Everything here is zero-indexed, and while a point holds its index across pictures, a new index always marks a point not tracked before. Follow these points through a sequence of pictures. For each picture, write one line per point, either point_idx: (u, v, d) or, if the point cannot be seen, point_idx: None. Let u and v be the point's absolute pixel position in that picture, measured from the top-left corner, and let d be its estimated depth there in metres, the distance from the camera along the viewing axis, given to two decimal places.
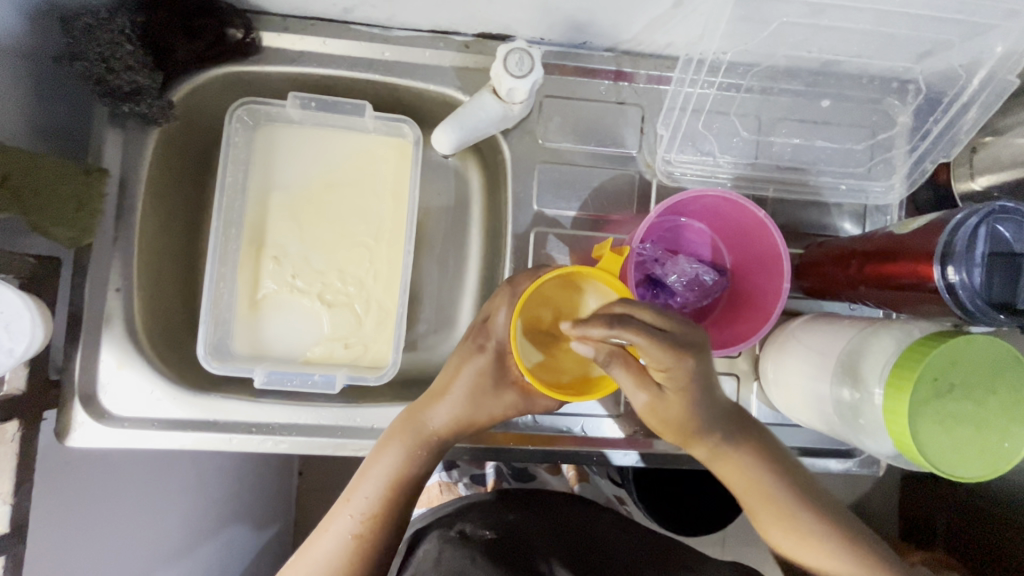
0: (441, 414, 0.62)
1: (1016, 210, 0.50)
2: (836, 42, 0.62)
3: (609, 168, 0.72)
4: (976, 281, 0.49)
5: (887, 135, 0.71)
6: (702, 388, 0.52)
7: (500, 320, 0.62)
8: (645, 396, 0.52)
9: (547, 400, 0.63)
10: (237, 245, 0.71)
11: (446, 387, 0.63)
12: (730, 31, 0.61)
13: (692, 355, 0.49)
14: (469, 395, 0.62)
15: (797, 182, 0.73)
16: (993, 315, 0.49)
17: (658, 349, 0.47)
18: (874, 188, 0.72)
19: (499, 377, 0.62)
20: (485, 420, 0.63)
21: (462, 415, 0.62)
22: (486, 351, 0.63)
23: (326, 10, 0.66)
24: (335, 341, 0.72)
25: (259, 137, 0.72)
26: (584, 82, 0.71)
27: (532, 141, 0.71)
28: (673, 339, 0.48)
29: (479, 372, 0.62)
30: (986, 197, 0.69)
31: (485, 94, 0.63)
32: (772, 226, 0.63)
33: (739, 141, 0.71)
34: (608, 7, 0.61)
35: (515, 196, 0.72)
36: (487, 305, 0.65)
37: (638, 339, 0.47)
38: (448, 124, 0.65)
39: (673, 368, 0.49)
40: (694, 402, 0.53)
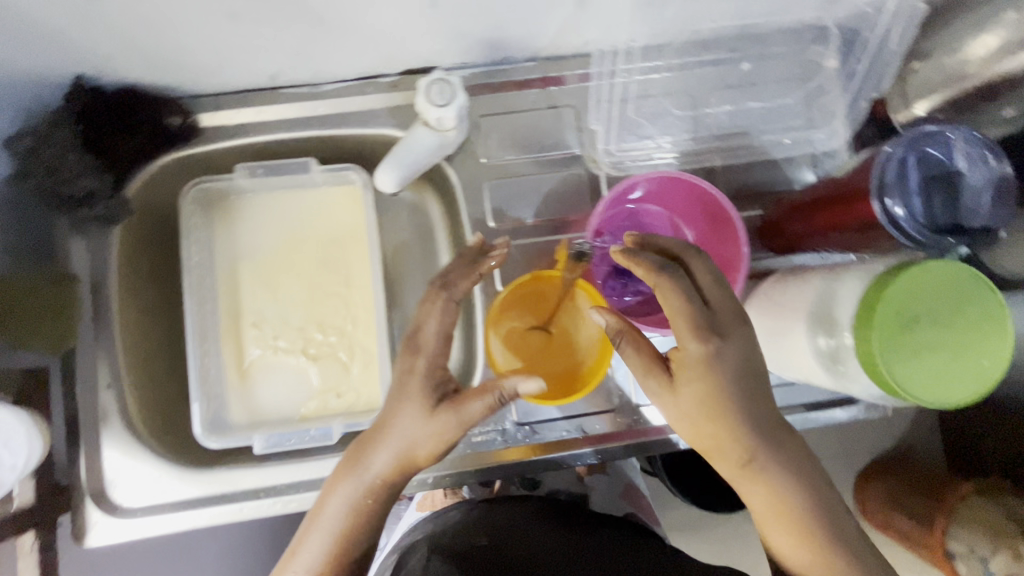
0: (374, 445, 0.57)
1: (939, 131, 0.50)
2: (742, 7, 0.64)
3: (556, 172, 0.73)
4: (917, 210, 0.49)
5: (818, 82, 0.72)
6: (723, 389, 0.49)
7: (427, 332, 0.58)
8: (658, 378, 0.52)
9: (478, 408, 0.55)
10: (215, 320, 0.73)
11: (384, 423, 0.57)
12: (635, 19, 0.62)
13: (716, 336, 0.49)
14: (399, 422, 0.56)
15: (742, 145, 0.75)
16: (943, 240, 0.49)
17: (689, 313, 0.49)
18: (818, 135, 0.74)
19: (425, 397, 0.56)
20: (420, 448, 0.56)
21: (395, 440, 0.56)
22: (411, 370, 0.57)
23: (253, 80, 0.68)
24: (327, 393, 0.73)
25: (216, 212, 0.74)
26: (514, 95, 0.73)
27: (476, 162, 0.73)
28: (709, 310, 0.50)
29: (408, 393, 0.57)
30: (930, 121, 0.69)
31: (416, 127, 0.65)
32: (720, 195, 0.64)
33: (675, 119, 0.72)
34: (515, 21, 0.63)
35: (471, 218, 0.73)
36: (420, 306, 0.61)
37: (668, 292, 0.50)
38: (386, 164, 0.66)
39: (692, 346, 0.49)
40: (712, 397, 0.49)
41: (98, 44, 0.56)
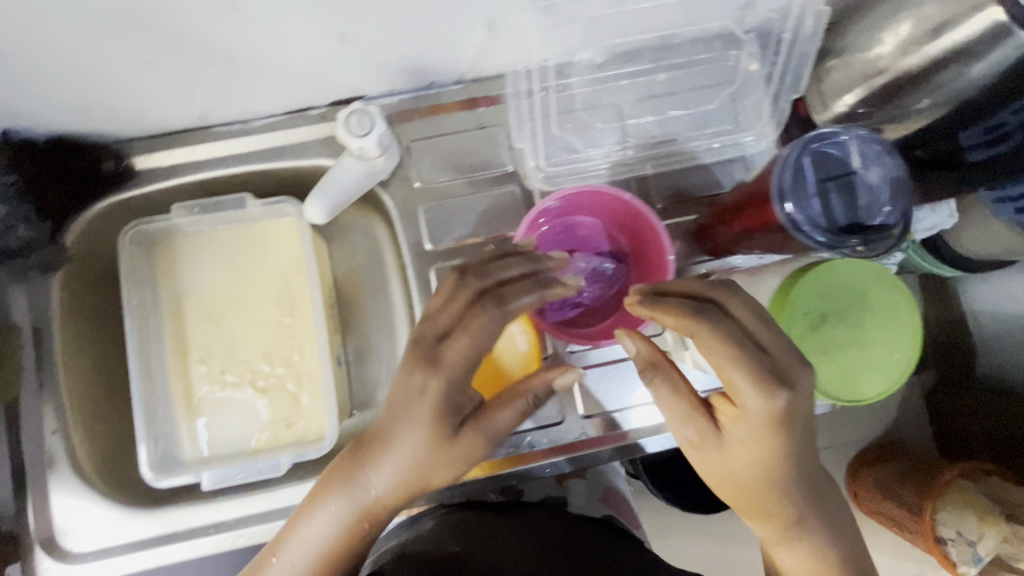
0: (384, 467, 0.57)
1: (830, 133, 0.51)
2: (657, 19, 0.64)
3: (488, 192, 0.74)
4: (815, 211, 0.50)
5: (742, 86, 0.72)
6: (779, 445, 0.49)
7: (456, 345, 0.53)
8: (708, 428, 0.51)
9: (509, 415, 0.55)
10: (161, 358, 0.74)
11: (387, 446, 0.56)
12: (550, 40, 0.63)
13: (786, 391, 0.47)
14: (415, 448, 0.55)
15: (672, 153, 0.75)
16: (845, 241, 0.49)
17: (742, 369, 0.47)
18: (746, 139, 0.74)
19: (445, 424, 0.54)
20: (440, 472, 0.56)
21: (411, 462, 0.56)
22: (426, 394, 0.53)
23: (182, 121, 0.69)
24: (278, 424, 0.74)
25: (159, 252, 0.75)
26: (443, 117, 0.74)
27: (409, 186, 0.74)
28: (767, 357, 0.48)
29: (424, 420, 0.54)
30: (852, 116, 0.70)
31: (344, 158, 0.66)
32: (643, 207, 0.64)
33: (600, 132, 0.72)
34: (431, 49, 0.64)
35: (408, 241, 0.74)
36: (437, 307, 0.55)
37: (710, 342, 0.47)
38: (314, 196, 0.66)
39: (753, 404, 0.47)
40: (764, 460, 0.50)
41: (13, 102, 0.57)
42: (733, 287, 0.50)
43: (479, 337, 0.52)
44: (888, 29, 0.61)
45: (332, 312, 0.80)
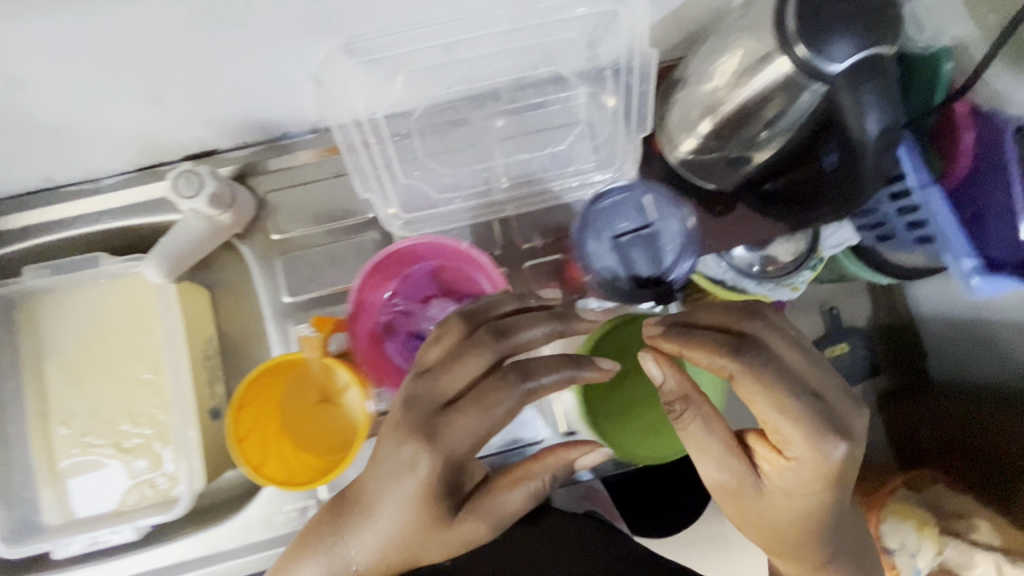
0: (369, 534, 0.52)
1: (608, 208, 0.70)
2: (493, 64, 0.64)
3: (347, 240, 0.73)
4: (614, 273, 0.69)
5: (596, 125, 0.73)
6: (817, 494, 0.54)
7: (461, 420, 0.49)
8: (744, 470, 0.56)
9: (517, 498, 0.55)
10: (19, 423, 0.72)
11: (372, 504, 0.52)
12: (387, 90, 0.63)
13: (845, 443, 0.52)
14: (408, 521, 0.51)
15: (533, 192, 0.74)
16: (640, 291, 0.68)
17: (788, 416, 0.51)
18: (606, 175, 0.74)
19: (440, 507, 0.51)
20: (433, 549, 0.52)
21: (405, 536, 0.52)
22: (418, 470, 0.49)
23: (28, 184, 0.68)
24: (142, 484, 0.73)
25: (18, 314, 0.74)
26: (299, 168, 0.74)
27: (266, 239, 0.73)
28: (822, 404, 0.52)
29: (413, 495, 0.50)
30: (710, 146, 0.66)
31: (184, 218, 0.65)
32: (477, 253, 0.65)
33: (455, 174, 0.72)
34: (266, 105, 0.64)
35: (267, 294, 0.73)
36: (444, 361, 0.51)
37: (752, 387, 0.52)
38: (151, 255, 0.65)
39: (805, 458, 0.52)
40: (800, 507, 0.55)
41: None
42: (771, 330, 0.54)
43: (490, 413, 0.49)
44: (719, 62, 0.60)
45: (205, 363, 0.78)
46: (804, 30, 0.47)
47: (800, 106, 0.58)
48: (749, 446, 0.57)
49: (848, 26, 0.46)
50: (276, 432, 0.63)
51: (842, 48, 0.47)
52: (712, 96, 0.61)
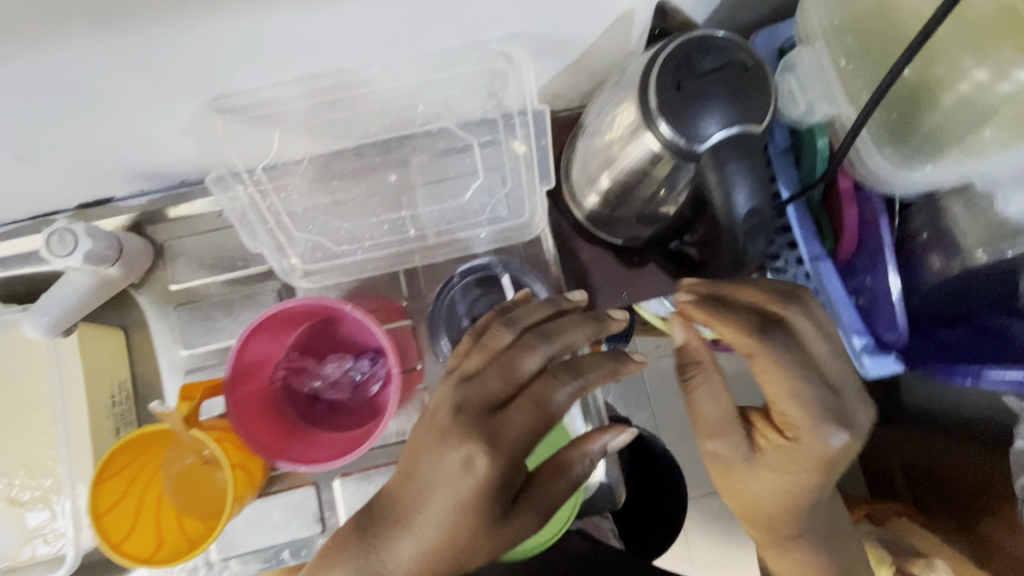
0: (410, 544, 0.44)
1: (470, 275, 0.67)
2: (388, 114, 0.62)
3: (247, 290, 0.72)
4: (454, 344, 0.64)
5: (506, 172, 0.69)
6: (803, 480, 0.50)
7: (514, 418, 0.44)
8: (733, 446, 0.50)
9: (564, 488, 0.45)
10: None
11: (413, 511, 0.45)
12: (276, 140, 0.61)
13: (845, 433, 0.47)
14: (452, 530, 0.43)
15: (440, 242, 0.70)
16: None
17: (801, 404, 0.46)
18: (517, 224, 0.69)
19: (488, 508, 0.43)
20: (486, 555, 0.44)
21: (456, 544, 0.44)
22: (474, 472, 0.42)
23: None
24: (35, 538, 0.71)
25: None
26: (199, 215, 0.72)
27: (164, 288, 0.71)
28: (832, 393, 0.47)
29: (448, 503, 0.43)
30: (615, 196, 0.60)
31: (69, 273, 0.63)
32: (361, 317, 0.60)
33: (361, 225, 0.69)
34: (151, 158, 0.62)
35: (162, 344, 0.71)
36: (491, 366, 0.46)
37: (772, 371, 0.45)
38: (31, 314, 0.62)
39: (809, 441, 0.47)
40: (789, 488, 0.50)
41: None
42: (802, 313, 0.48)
43: (546, 414, 0.44)
44: (617, 113, 0.55)
45: (109, 414, 0.75)
46: (670, 103, 0.44)
47: (683, 175, 0.51)
48: (752, 428, 0.50)
49: (723, 98, 0.43)
50: (153, 497, 0.61)
51: (714, 120, 0.44)
52: (608, 149, 0.56)
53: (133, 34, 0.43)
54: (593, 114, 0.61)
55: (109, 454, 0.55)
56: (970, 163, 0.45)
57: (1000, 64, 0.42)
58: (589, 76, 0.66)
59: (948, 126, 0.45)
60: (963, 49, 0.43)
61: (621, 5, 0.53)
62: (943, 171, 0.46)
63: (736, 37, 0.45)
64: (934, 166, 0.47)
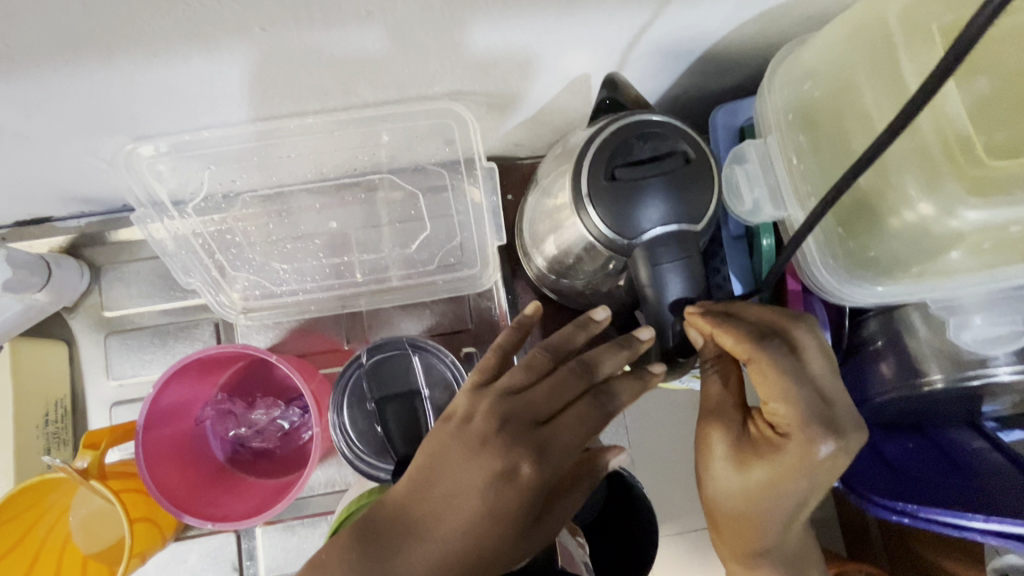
0: (429, 560, 0.37)
1: (386, 345, 0.52)
2: (335, 156, 0.60)
3: (181, 322, 0.69)
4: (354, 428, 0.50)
5: (460, 221, 0.67)
6: (783, 492, 0.41)
7: (564, 429, 0.40)
8: (724, 434, 0.43)
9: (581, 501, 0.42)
10: None
11: (434, 524, 0.38)
12: (219, 172, 0.59)
13: (832, 441, 0.39)
14: (478, 543, 0.37)
15: (387, 287, 0.67)
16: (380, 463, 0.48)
17: (797, 408, 0.40)
18: (465, 275, 0.66)
19: (519, 521, 0.38)
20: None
21: (481, 563, 0.37)
22: (518, 482, 0.38)
23: None
24: None
25: None
26: (140, 241, 0.69)
27: (97, 314, 0.69)
28: (823, 403, 0.40)
29: (478, 513, 0.38)
30: (560, 263, 0.56)
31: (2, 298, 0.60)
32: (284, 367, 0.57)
33: (307, 263, 0.67)
34: (86, 184, 0.60)
35: (92, 371, 0.69)
36: (533, 381, 0.41)
37: (771, 377, 0.40)
38: None
39: (799, 439, 0.39)
40: (774, 490, 0.41)
41: None
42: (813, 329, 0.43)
43: (595, 430, 0.41)
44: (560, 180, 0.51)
45: (38, 434, 0.64)
46: (608, 189, 0.41)
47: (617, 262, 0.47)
48: (748, 418, 0.43)
49: (663, 188, 0.40)
50: (42, 535, 0.58)
51: (655, 212, 0.40)
52: (554, 214, 0.52)
53: (32, 82, 0.41)
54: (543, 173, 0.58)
55: (7, 496, 0.53)
56: (925, 284, 0.42)
57: (946, 200, 0.37)
58: (548, 132, 0.63)
59: (898, 250, 0.41)
60: (909, 171, 0.38)
61: (574, 69, 0.50)
62: (897, 292, 0.43)
63: (681, 124, 0.42)
64: (885, 286, 0.43)
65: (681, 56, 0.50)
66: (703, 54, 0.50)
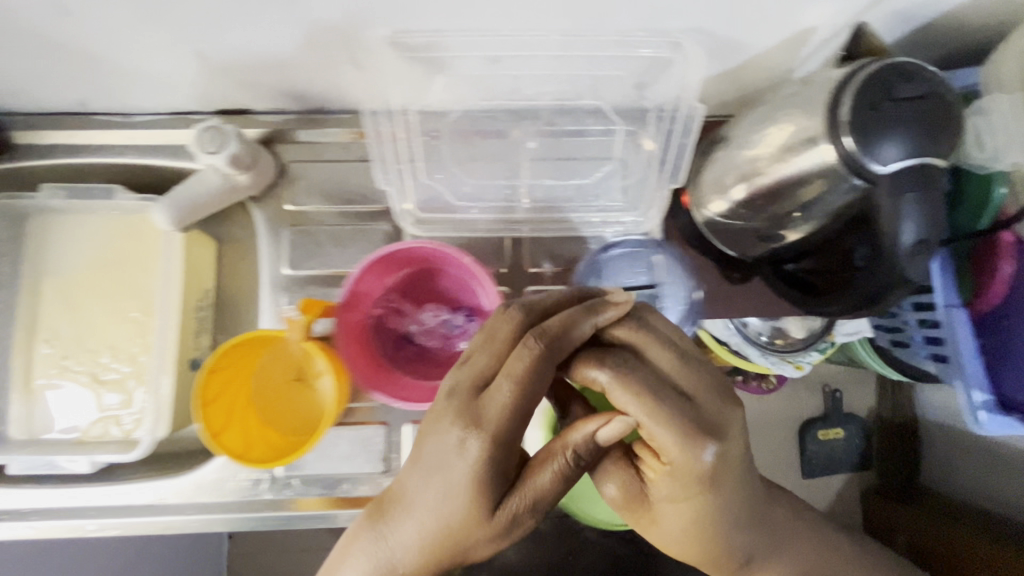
0: (416, 522, 0.50)
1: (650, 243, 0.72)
2: (532, 83, 0.63)
3: (358, 225, 0.73)
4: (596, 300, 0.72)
5: (635, 162, 0.71)
6: (682, 487, 0.48)
7: (498, 395, 0.48)
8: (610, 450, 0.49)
9: (549, 479, 0.50)
10: (9, 334, 0.73)
11: (411, 495, 0.50)
12: (437, 84, 0.63)
13: (709, 445, 0.46)
14: (448, 507, 0.49)
15: (554, 218, 0.73)
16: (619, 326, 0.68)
17: (664, 424, 0.46)
18: (629, 219, 0.73)
19: (484, 489, 0.48)
20: (478, 539, 0.50)
21: (455, 519, 0.49)
22: (469, 450, 0.47)
23: (63, 105, 0.69)
24: (109, 419, 0.73)
25: (30, 229, 0.74)
26: (329, 144, 0.73)
27: (281, 206, 0.73)
28: (694, 408, 0.47)
29: (446, 481, 0.49)
30: (741, 210, 0.61)
31: (204, 168, 0.66)
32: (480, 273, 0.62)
33: (485, 184, 0.71)
34: (306, 76, 0.64)
35: (268, 259, 0.73)
36: (489, 355, 0.50)
37: (634, 399, 0.46)
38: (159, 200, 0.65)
39: (671, 449, 0.46)
40: (671, 487, 0.48)
41: None
42: (663, 343, 0.50)
43: (526, 395, 0.48)
44: (768, 130, 0.54)
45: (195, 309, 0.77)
46: (857, 122, 0.46)
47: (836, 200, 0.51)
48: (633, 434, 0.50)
49: (919, 125, 0.45)
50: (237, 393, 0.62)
51: (906, 147, 0.45)
52: (752, 163, 0.55)
53: None
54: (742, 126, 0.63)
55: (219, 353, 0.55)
56: None
57: None
58: (738, 88, 0.66)
59: None
60: None
61: (806, 22, 0.54)
62: None
63: (935, 69, 0.47)
64: None
65: (905, 21, 0.54)
66: (925, 21, 0.54)
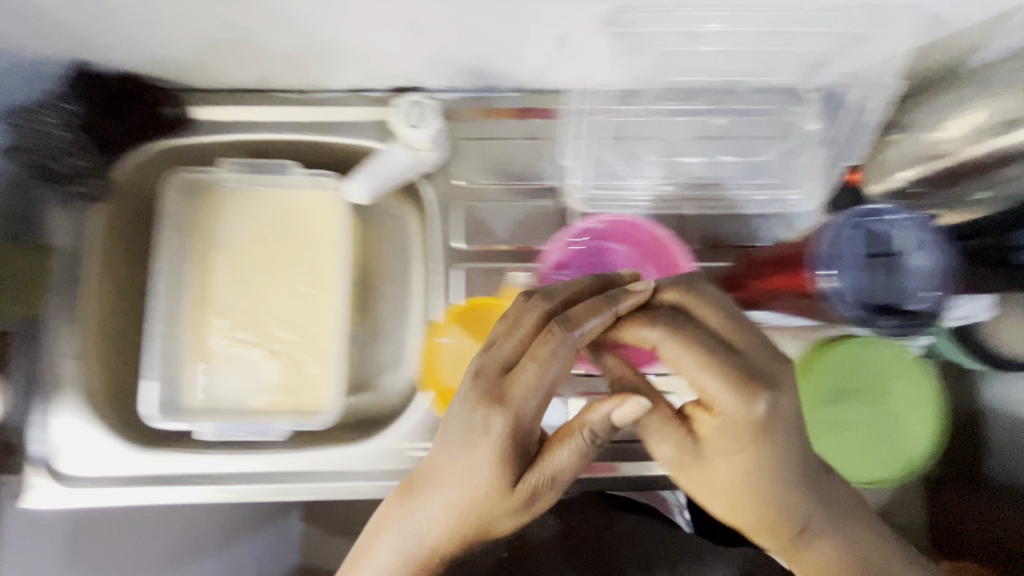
0: (439, 503, 0.48)
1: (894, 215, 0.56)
2: (722, 62, 0.64)
3: (525, 202, 0.75)
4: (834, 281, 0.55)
5: (803, 140, 0.71)
6: (743, 443, 0.44)
7: (523, 376, 0.45)
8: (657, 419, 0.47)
9: (571, 456, 0.47)
10: (183, 304, 0.74)
11: (438, 477, 0.48)
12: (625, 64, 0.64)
13: (760, 394, 0.43)
14: (473, 487, 0.47)
15: (715, 197, 0.75)
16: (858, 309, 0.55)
17: (713, 375, 0.43)
18: (791, 196, 0.73)
19: (510, 467, 0.46)
20: (506, 517, 0.48)
21: (481, 500, 0.47)
22: (495, 430, 0.45)
23: (244, 81, 0.71)
24: (280, 390, 0.74)
25: (198, 203, 0.76)
26: (497, 123, 0.75)
27: (450, 183, 0.75)
28: (742, 360, 0.44)
29: (471, 463, 0.46)
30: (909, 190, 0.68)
31: (394, 145, 0.69)
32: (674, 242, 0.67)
33: (654, 161, 0.73)
34: (498, 53, 0.65)
35: (437, 234, 0.75)
36: (516, 337, 0.47)
37: (680, 357, 0.44)
38: (358, 177, 0.71)
39: (728, 402, 0.44)
40: (723, 445, 0.45)
41: (106, 38, 0.60)
42: (709, 298, 0.47)
43: (556, 372, 0.45)
44: (956, 114, 0.61)
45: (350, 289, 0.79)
46: None
47: None
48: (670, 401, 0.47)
49: None
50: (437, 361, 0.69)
51: None
52: (932, 145, 0.63)
53: None
54: (930, 107, 0.65)
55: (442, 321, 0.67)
56: None
57: None
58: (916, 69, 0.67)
59: None
60: None
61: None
62: None
63: None
64: None
65: None
66: None
